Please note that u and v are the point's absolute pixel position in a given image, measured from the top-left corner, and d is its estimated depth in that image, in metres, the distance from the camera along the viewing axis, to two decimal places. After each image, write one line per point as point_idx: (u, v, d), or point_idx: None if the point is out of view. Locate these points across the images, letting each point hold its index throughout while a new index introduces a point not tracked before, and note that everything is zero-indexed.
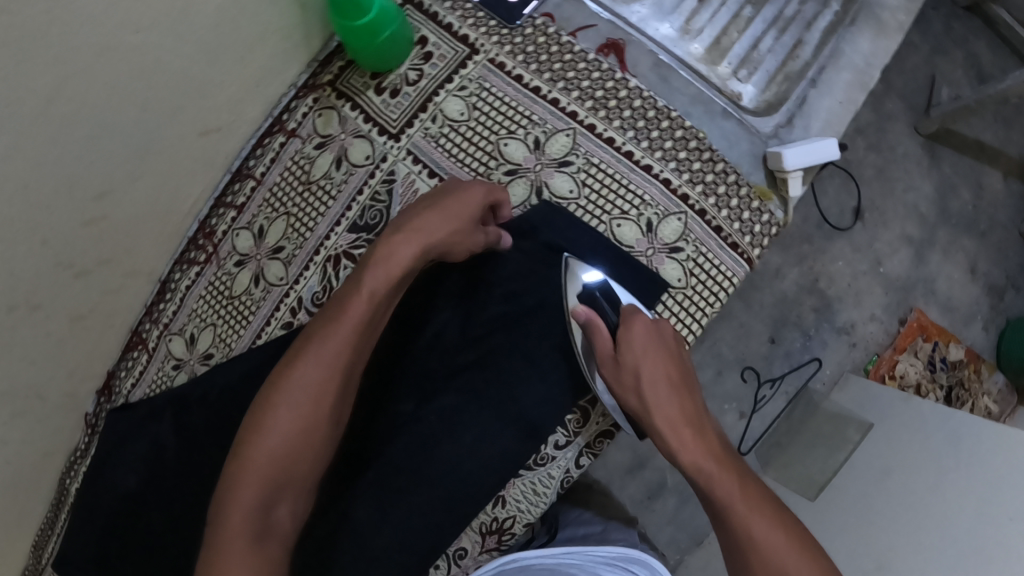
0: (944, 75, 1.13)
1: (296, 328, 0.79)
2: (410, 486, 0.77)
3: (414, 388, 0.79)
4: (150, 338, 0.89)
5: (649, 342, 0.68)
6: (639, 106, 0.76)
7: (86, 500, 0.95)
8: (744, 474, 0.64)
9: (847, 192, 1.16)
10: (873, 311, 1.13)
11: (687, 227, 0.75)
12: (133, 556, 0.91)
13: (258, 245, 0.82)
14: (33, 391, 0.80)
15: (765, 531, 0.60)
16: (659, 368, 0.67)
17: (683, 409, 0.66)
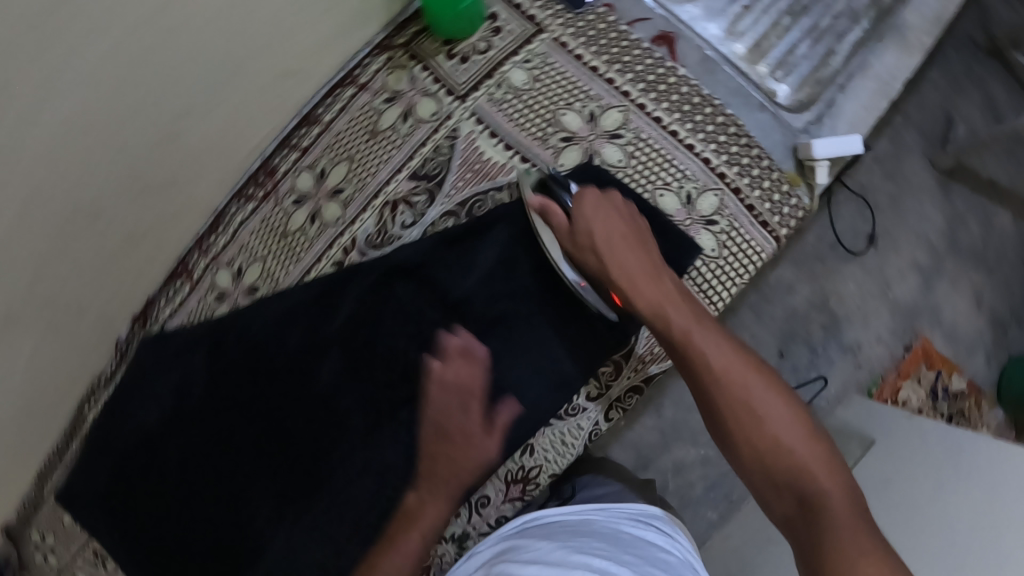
0: (962, 113, 1.24)
1: (348, 266, 0.83)
2: None
3: (456, 333, 0.81)
4: (195, 269, 0.91)
5: (599, 207, 0.73)
6: (685, 91, 0.83)
7: (109, 427, 0.97)
8: (705, 319, 0.68)
9: (862, 217, 1.25)
10: (880, 334, 1.21)
11: (723, 203, 0.81)
12: (164, 486, 0.95)
13: (318, 186, 0.86)
14: (74, 301, 0.81)
15: (725, 362, 0.63)
16: (614, 229, 0.73)
17: (638, 267, 0.71)
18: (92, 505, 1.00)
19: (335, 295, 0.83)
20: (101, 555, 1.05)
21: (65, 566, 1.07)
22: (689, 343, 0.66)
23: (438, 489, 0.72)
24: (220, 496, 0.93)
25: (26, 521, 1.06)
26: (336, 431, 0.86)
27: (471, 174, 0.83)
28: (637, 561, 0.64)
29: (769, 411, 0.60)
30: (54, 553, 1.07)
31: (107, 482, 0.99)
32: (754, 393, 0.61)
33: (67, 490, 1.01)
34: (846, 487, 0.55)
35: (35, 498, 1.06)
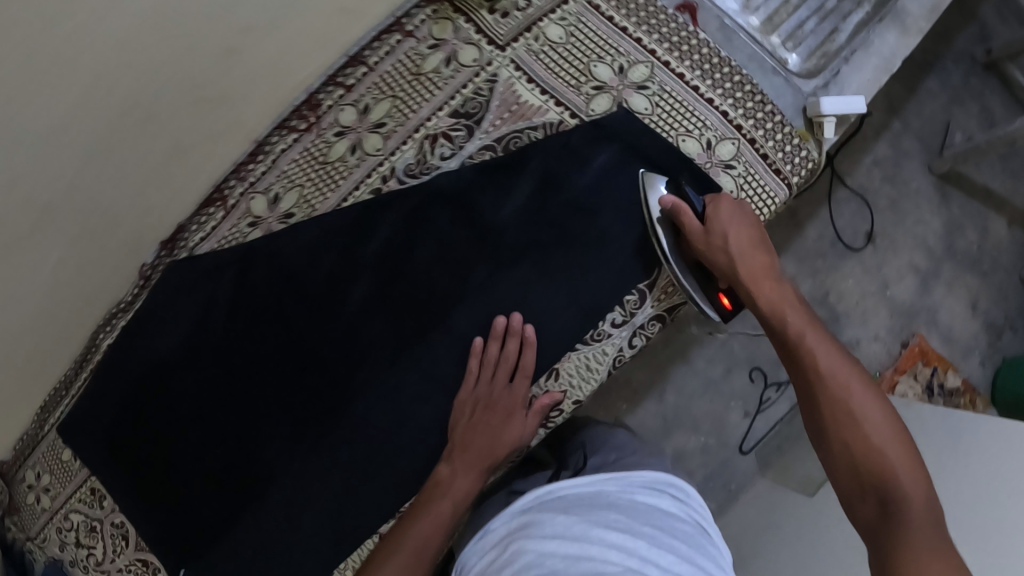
0: (958, 122, 1.39)
1: (386, 192, 0.87)
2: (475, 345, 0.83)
3: (489, 257, 0.85)
4: (232, 195, 0.93)
5: (738, 219, 0.76)
6: (707, 52, 0.90)
7: (124, 352, 0.98)
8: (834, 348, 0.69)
9: (861, 216, 1.39)
10: (878, 331, 1.38)
11: (740, 151, 0.88)
12: (178, 408, 0.96)
13: (361, 120, 0.91)
14: (108, 212, 0.87)
15: (847, 393, 0.65)
16: (747, 241, 0.75)
17: (771, 288, 0.74)
18: (96, 437, 1.01)
19: (367, 220, 0.88)
20: (99, 493, 1.04)
21: (59, 506, 1.07)
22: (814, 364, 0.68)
23: (483, 432, 0.81)
24: (237, 424, 0.93)
25: (22, 457, 1.08)
26: (360, 355, 0.88)
27: (508, 114, 0.88)
28: (657, 532, 0.70)
29: (885, 454, 0.61)
30: (49, 492, 1.07)
31: (114, 411, 1.00)
32: (872, 435, 0.63)
33: (70, 422, 1.02)
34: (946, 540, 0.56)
35: (33, 433, 1.06)
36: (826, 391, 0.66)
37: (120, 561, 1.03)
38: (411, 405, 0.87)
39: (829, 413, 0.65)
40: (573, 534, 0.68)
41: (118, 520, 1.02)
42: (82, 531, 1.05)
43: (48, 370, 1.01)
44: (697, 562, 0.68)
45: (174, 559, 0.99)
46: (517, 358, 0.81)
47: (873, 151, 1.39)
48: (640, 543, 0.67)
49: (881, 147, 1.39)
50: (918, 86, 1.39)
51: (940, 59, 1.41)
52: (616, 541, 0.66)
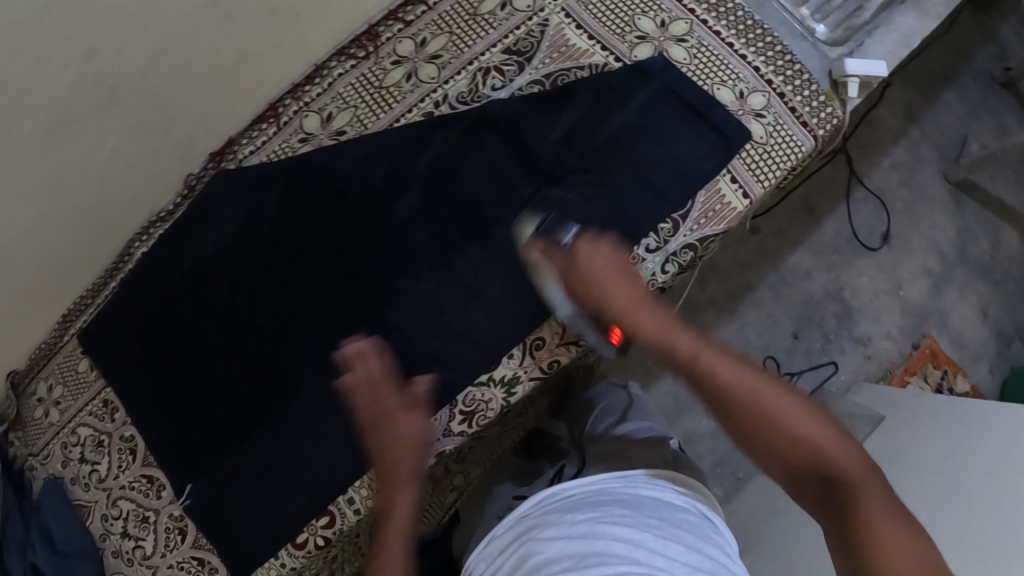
0: (974, 133, 1.48)
1: (438, 115, 0.92)
2: (513, 263, 0.87)
3: (534, 177, 0.89)
4: (286, 113, 0.98)
5: (595, 253, 0.80)
6: (743, 15, 0.97)
7: (157, 259, 0.99)
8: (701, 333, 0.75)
9: (877, 217, 1.45)
10: (889, 330, 1.43)
11: (770, 103, 0.93)
12: (203, 315, 0.97)
13: (417, 52, 0.96)
14: (168, 105, 0.92)
15: (744, 363, 0.70)
16: (607, 264, 0.80)
17: (634, 291, 0.78)
18: (117, 345, 1.00)
19: (418, 142, 0.92)
20: (112, 406, 1.02)
21: (67, 420, 1.05)
22: (704, 348, 0.72)
23: (390, 438, 0.78)
24: (266, 332, 0.94)
25: (36, 369, 1.08)
26: (399, 268, 0.90)
27: (557, 55, 0.94)
28: (663, 523, 0.69)
29: (799, 408, 0.65)
30: (58, 406, 1.06)
31: (139, 319, 1.00)
32: (779, 394, 0.66)
33: (91, 328, 1.02)
34: (874, 469, 0.62)
35: (53, 343, 1.06)
36: (727, 369, 0.69)
37: (124, 477, 1.01)
38: (445, 317, 0.87)
39: (736, 390, 0.68)
40: (581, 534, 0.67)
41: (127, 434, 1.01)
42: (88, 446, 1.03)
43: (83, 272, 1.04)
44: (705, 550, 0.67)
45: (181, 474, 0.96)
46: (381, 370, 0.83)
47: (892, 155, 1.47)
48: (644, 537, 0.65)
49: (899, 151, 1.47)
50: (936, 98, 1.48)
51: (959, 74, 1.51)
52: (622, 538, 0.65)
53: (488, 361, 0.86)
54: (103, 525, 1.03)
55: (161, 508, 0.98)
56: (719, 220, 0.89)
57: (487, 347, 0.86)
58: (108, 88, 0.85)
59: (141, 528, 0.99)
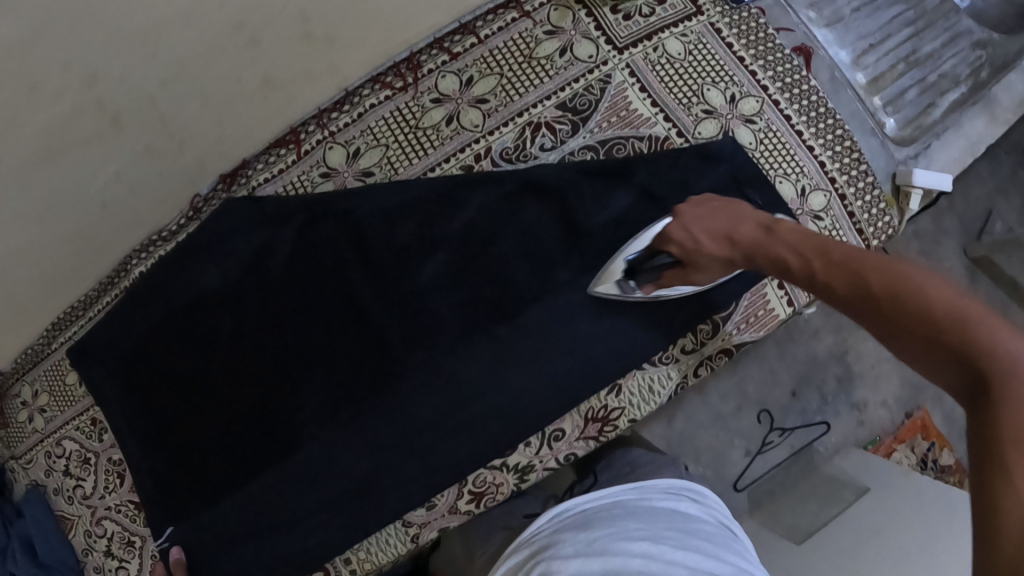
0: (1001, 210, 1.33)
1: (479, 172, 0.85)
2: (542, 349, 0.83)
3: (575, 259, 0.84)
4: (308, 140, 0.88)
5: (694, 210, 0.76)
6: (819, 100, 0.87)
7: (152, 284, 0.94)
8: (816, 239, 0.68)
9: None
10: (886, 398, 1.45)
11: (829, 205, 0.87)
12: (201, 348, 0.92)
13: (462, 92, 0.87)
14: (178, 132, 0.82)
15: (861, 261, 0.63)
16: (708, 203, 0.77)
17: (743, 223, 0.74)
18: (109, 366, 0.97)
19: (454, 197, 0.85)
20: (100, 425, 1.00)
21: (52, 430, 1.03)
22: (831, 268, 0.65)
23: None
24: (269, 377, 0.90)
25: (21, 371, 1.05)
26: (419, 337, 0.85)
27: (615, 119, 0.86)
28: (679, 535, 0.67)
29: (931, 303, 0.55)
30: (43, 414, 1.04)
31: (137, 344, 0.96)
32: (905, 286, 0.57)
33: (81, 345, 0.98)
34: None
35: (40, 348, 1.02)
36: (843, 277, 0.63)
37: (110, 499, 1.00)
38: (462, 395, 0.83)
39: (857, 295, 0.61)
40: (594, 549, 0.64)
41: (115, 457, 0.99)
42: (74, 460, 1.02)
43: (72, 286, 0.96)
44: (723, 557, 0.65)
45: (159, 515, 0.94)
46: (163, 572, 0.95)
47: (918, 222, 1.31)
48: (662, 550, 0.63)
49: (925, 220, 1.32)
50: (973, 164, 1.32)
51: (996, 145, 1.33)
52: (641, 554, 0.62)
53: (500, 449, 0.84)
54: (85, 540, 1.02)
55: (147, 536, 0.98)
56: (759, 326, 0.86)
57: (505, 434, 0.83)
58: (109, 113, 0.76)
59: (125, 551, 1.00)
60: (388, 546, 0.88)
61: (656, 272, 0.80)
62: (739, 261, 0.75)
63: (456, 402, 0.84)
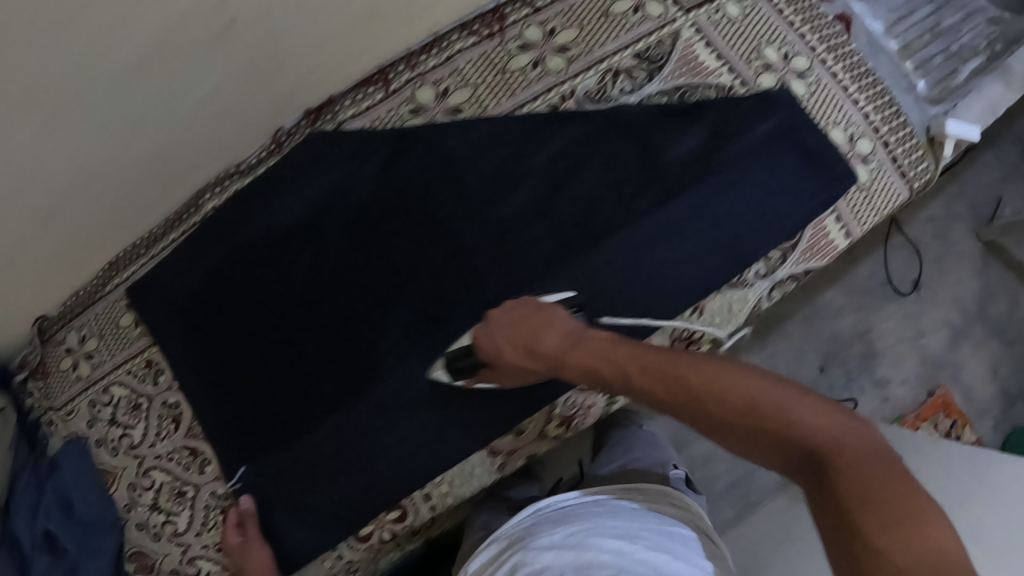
0: (1011, 197, 1.42)
1: (566, 110, 0.90)
2: (622, 276, 0.86)
3: (655, 190, 0.88)
4: (397, 80, 0.92)
5: (507, 322, 0.74)
6: (858, 60, 0.98)
7: (224, 219, 0.93)
8: (624, 347, 0.68)
9: (911, 264, 1.40)
10: (907, 375, 1.39)
11: (875, 150, 0.97)
12: (273, 280, 0.91)
13: (546, 40, 0.92)
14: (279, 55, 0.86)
15: (669, 363, 0.63)
16: (511, 320, 0.75)
17: (547, 333, 0.72)
18: (171, 302, 0.95)
19: (541, 131, 0.89)
20: (155, 367, 0.97)
21: (101, 376, 1.01)
22: (642, 377, 0.65)
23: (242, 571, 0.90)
24: (350, 307, 0.89)
25: (69, 316, 1.03)
26: (507, 262, 0.86)
27: (686, 69, 0.93)
28: (655, 535, 0.67)
29: (747, 397, 0.58)
30: (90, 360, 1.01)
31: (204, 281, 0.94)
32: (716, 386, 0.60)
33: (145, 281, 0.96)
34: (860, 434, 0.54)
35: (92, 289, 1.01)
36: (659, 380, 0.63)
37: (162, 446, 0.96)
38: None
39: (674, 396, 0.62)
40: (570, 541, 0.64)
41: (171, 401, 0.96)
42: (122, 407, 0.99)
43: (141, 220, 0.96)
44: (694, 561, 0.65)
45: (231, 456, 0.92)
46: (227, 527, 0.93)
47: (930, 206, 1.42)
48: (633, 547, 0.63)
49: (938, 205, 1.42)
50: (979, 156, 1.44)
51: (1000, 136, 1.45)
52: (613, 549, 0.62)
53: None
54: (128, 494, 0.99)
55: (202, 485, 0.95)
56: (820, 255, 0.94)
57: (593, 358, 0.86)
58: None
59: (176, 502, 0.96)
60: (473, 478, 0.88)
61: (469, 370, 0.81)
62: (543, 371, 0.73)
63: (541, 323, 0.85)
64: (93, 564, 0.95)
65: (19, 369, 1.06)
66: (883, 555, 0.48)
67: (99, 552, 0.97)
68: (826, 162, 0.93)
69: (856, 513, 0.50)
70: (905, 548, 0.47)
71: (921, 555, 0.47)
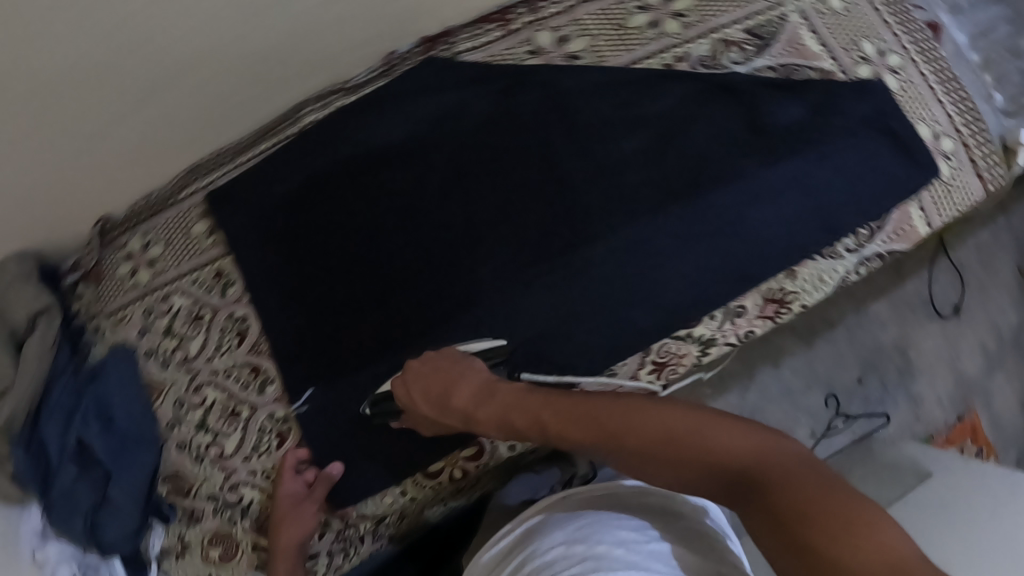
0: None
1: (682, 71, 0.92)
2: (717, 235, 0.87)
3: (757, 153, 0.89)
4: (518, 20, 0.93)
5: (421, 377, 0.77)
6: (946, 64, 1.02)
7: (321, 134, 0.91)
8: (540, 397, 0.72)
9: (954, 287, 1.42)
10: (941, 396, 1.41)
11: (956, 149, 1.01)
12: (366, 200, 0.89)
13: (664, 4, 0.95)
14: None
15: (587, 408, 0.68)
16: (423, 379, 0.77)
17: (460, 385, 0.75)
18: (254, 212, 0.92)
19: (652, 87, 0.91)
20: (224, 279, 0.93)
21: (161, 284, 0.96)
22: (562, 419, 0.69)
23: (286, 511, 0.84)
24: (446, 233, 0.87)
25: (133, 221, 0.99)
26: (609, 206, 0.86)
27: (792, 50, 0.97)
28: (665, 530, 0.70)
29: (664, 430, 0.62)
30: (152, 268, 0.97)
31: (294, 194, 0.91)
32: (635, 426, 0.64)
33: (226, 189, 0.94)
34: (785, 450, 0.57)
35: (166, 192, 0.98)
36: (583, 428, 0.67)
37: (220, 362, 0.92)
38: (641, 266, 0.85)
39: (603, 442, 0.65)
40: (580, 534, 0.68)
41: (238, 314, 0.92)
42: (181, 317, 0.94)
43: (234, 126, 0.95)
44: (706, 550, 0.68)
45: (298, 376, 0.88)
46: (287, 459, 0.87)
47: (978, 234, 1.44)
48: (644, 540, 0.66)
49: (985, 233, 1.44)
50: None
51: None
52: (620, 543, 0.65)
53: (686, 321, 0.88)
54: (173, 411, 0.94)
55: (259, 406, 0.90)
56: (903, 239, 0.99)
57: (684, 312, 0.88)
58: None
59: (227, 422, 0.91)
60: None
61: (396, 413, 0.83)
62: (463, 424, 0.76)
63: (638, 268, 0.86)
64: (128, 477, 0.91)
65: (71, 270, 1.02)
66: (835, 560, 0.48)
67: (136, 468, 0.92)
68: (916, 151, 0.96)
69: (798, 529, 0.51)
70: (858, 552, 0.48)
71: (875, 557, 0.47)
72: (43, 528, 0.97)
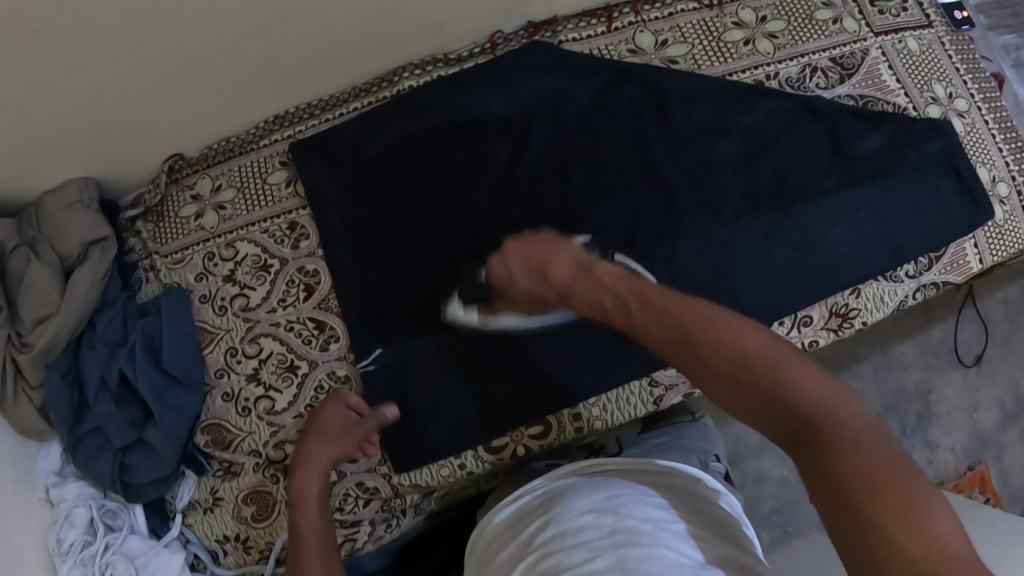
0: None
1: (772, 87, 0.96)
2: (790, 248, 0.89)
3: (836, 172, 0.93)
4: (620, 20, 0.97)
5: (523, 251, 0.74)
6: (1007, 116, 1.07)
7: (419, 100, 0.93)
8: (632, 282, 0.64)
9: (978, 339, 1.47)
10: (955, 444, 1.44)
11: (1011, 195, 1.04)
12: (454, 169, 0.90)
13: (758, 24, 0.99)
14: None
15: (673, 302, 0.59)
16: (523, 254, 0.73)
17: (558, 261, 0.70)
18: (336, 167, 0.92)
19: (743, 97, 0.94)
20: (298, 231, 0.93)
21: (228, 229, 0.94)
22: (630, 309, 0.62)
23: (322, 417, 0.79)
24: (531, 211, 0.88)
25: (207, 162, 0.98)
26: (692, 206, 0.88)
27: (871, 83, 1.01)
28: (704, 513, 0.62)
29: (743, 348, 0.52)
30: (221, 211, 0.95)
31: (382, 155, 0.92)
32: (710, 334, 0.54)
33: (311, 141, 0.93)
34: (860, 408, 0.47)
35: (246, 139, 0.98)
36: (659, 318, 0.59)
37: (283, 314, 0.90)
38: (717, 267, 0.87)
39: (672, 340, 0.57)
40: (610, 503, 0.60)
41: (308, 268, 0.91)
42: (247, 265, 0.93)
43: (329, 83, 0.96)
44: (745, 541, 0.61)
45: (363, 335, 0.87)
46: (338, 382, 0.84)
47: (1007, 290, 1.49)
48: (675, 520, 0.59)
49: (1014, 290, 1.49)
50: None
51: None
52: (652, 520, 0.58)
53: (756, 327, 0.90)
54: (224, 359, 0.91)
55: (319, 362, 0.89)
56: (956, 272, 1.00)
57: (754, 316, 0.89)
58: None
59: (282, 376, 0.89)
60: (627, 404, 0.89)
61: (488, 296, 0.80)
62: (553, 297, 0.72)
63: (714, 269, 0.87)
64: (170, 420, 0.88)
65: (133, 206, 1.00)
66: (892, 545, 0.40)
67: (178, 411, 0.88)
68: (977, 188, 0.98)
69: (854, 495, 0.43)
70: (916, 538, 0.40)
71: (927, 546, 0.40)
72: (63, 467, 0.92)
